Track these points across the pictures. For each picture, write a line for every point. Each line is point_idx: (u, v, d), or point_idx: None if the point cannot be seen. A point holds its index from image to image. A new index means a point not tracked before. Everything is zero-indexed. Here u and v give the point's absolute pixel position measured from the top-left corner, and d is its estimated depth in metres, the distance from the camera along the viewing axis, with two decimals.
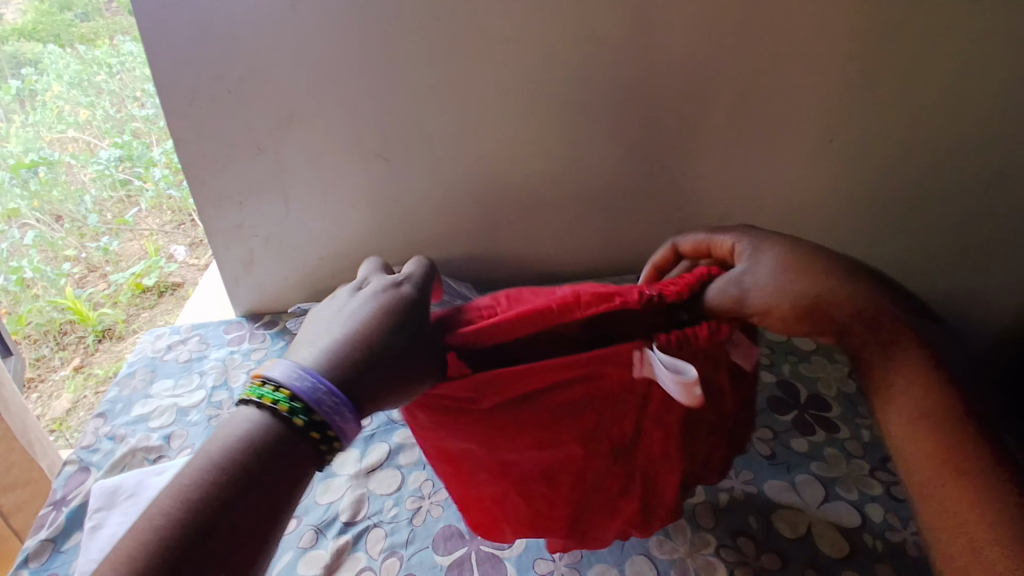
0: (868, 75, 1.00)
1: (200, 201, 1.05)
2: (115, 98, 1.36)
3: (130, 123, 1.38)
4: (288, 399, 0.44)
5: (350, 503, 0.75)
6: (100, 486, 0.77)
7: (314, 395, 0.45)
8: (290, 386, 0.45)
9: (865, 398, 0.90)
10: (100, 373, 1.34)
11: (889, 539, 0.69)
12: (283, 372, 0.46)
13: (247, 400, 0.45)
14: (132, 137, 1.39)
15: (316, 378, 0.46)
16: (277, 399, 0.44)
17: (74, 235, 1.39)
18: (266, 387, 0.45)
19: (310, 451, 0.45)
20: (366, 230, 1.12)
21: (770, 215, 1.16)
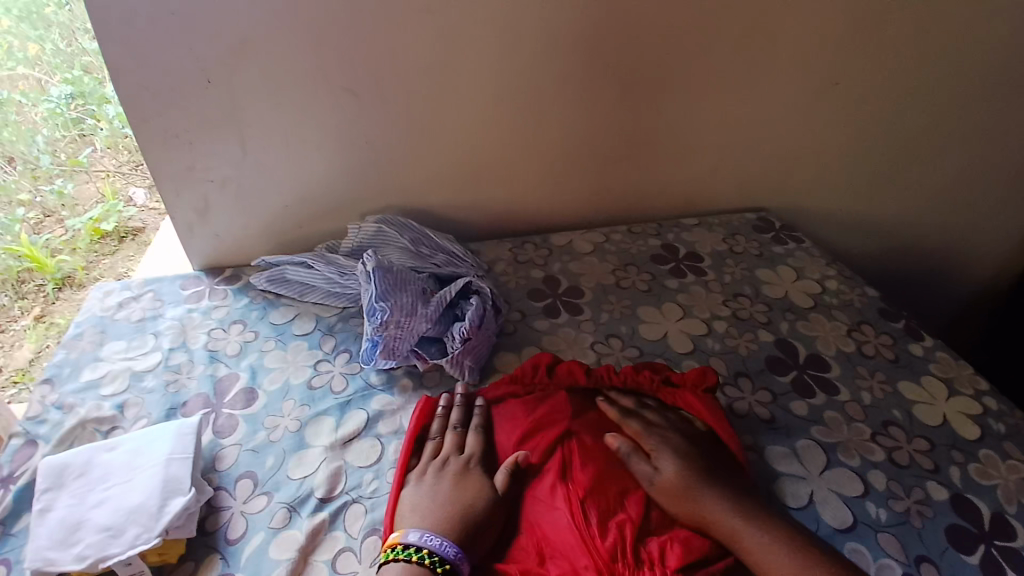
0: (874, 10, 0.95)
1: (145, 141, 0.93)
2: (64, 31, 1.32)
3: (81, 57, 1.34)
4: (430, 555, 0.58)
5: (326, 477, 0.68)
6: (46, 464, 0.69)
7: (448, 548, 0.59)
8: (428, 546, 0.58)
9: (864, 357, 0.86)
10: (63, 321, 1.23)
11: (892, 509, 0.67)
12: (418, 536, 0.59)
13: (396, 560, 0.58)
14: (83, 72, 1.35)
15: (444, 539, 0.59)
16: (422, 556, 0.58)
17: (26, 177, 1.31)
18: (410, 549, 0.58)
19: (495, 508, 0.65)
20: (334, 174, 1.01)
21: (764, 160, 1.12)
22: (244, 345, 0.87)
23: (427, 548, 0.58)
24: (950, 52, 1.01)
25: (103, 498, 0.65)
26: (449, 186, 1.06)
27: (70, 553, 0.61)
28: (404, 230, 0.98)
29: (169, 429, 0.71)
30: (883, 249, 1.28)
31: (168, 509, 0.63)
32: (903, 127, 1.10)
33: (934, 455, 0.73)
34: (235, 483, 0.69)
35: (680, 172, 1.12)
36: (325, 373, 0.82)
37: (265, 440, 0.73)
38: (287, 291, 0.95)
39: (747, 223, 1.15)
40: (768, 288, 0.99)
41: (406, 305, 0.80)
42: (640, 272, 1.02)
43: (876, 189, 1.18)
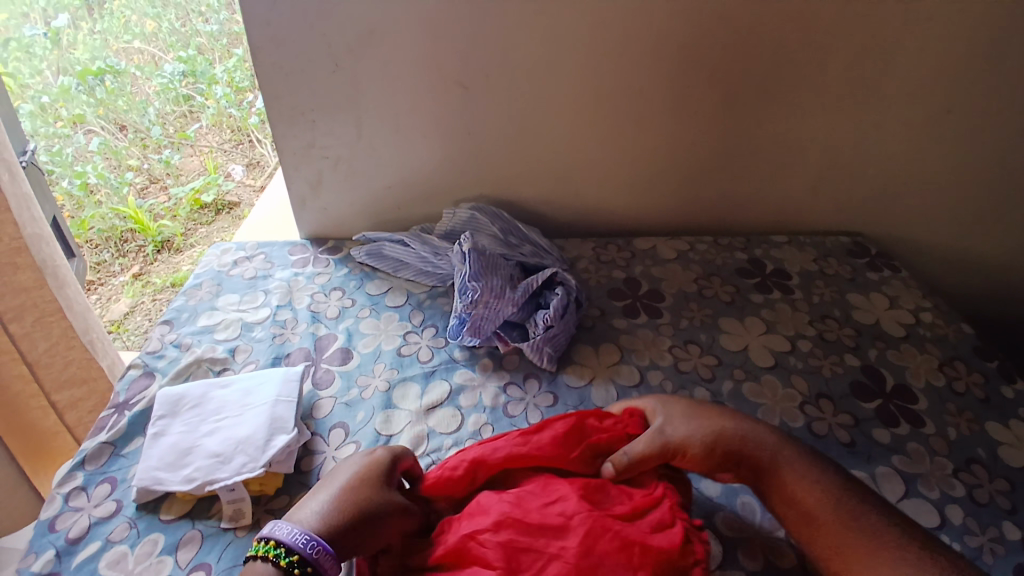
0: (1005, 41, 0.91)
1: (274, 117, 1.03)
2: (179, 13, 1.65)
3: (194, 38, 1.68)
4: (287, 553, 0.52)
5: (410, 438, 0.73)
6: (164, 394, 0.78)
7: (314, 551, 0.53)
8: (293, 545, 0.53)
9: (954, 394, 0.82)
10: (158, 281, 1.43)
11: (966, 543, 0.64)
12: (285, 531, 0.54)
13: (262, 556, 0.53)
14: (195, 52, 1.67)
15: (316, 539, 0.53)
16: (279, 553, 0.52)
17: (138, 146, 1.58)
18: (276, 546, 0.53)
19: None
20: (437, 162, 1.07)
21: (865, 185, 1.10)
22: (343, 310, 0.94)
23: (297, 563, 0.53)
24: None
25: (213, 428, 0.73)
26: (540, 182, 1.10)
27: (179, 475, 0.69)
28: (495, 220, 1.02)
29: (275, 375, 0.78)
30: (977, 292, 1.22)
31: (270, 444, 0.69)
32: (1023, 163, 1.04)
33: (1013, 496, 0.69)
34: (329, 431, 0.75)
35: (773, 189, 1.11)
36: (413, 344, 0.87)
37: (357, 396, 0.79)
38: (383, 266, 1.02)
39: (840, 246, 1.12)
40: (858, 312, 0.97)
41: (496, 287, 0.84)
42: (724, 283, 1.02)
43: (984, 228, 1.13)
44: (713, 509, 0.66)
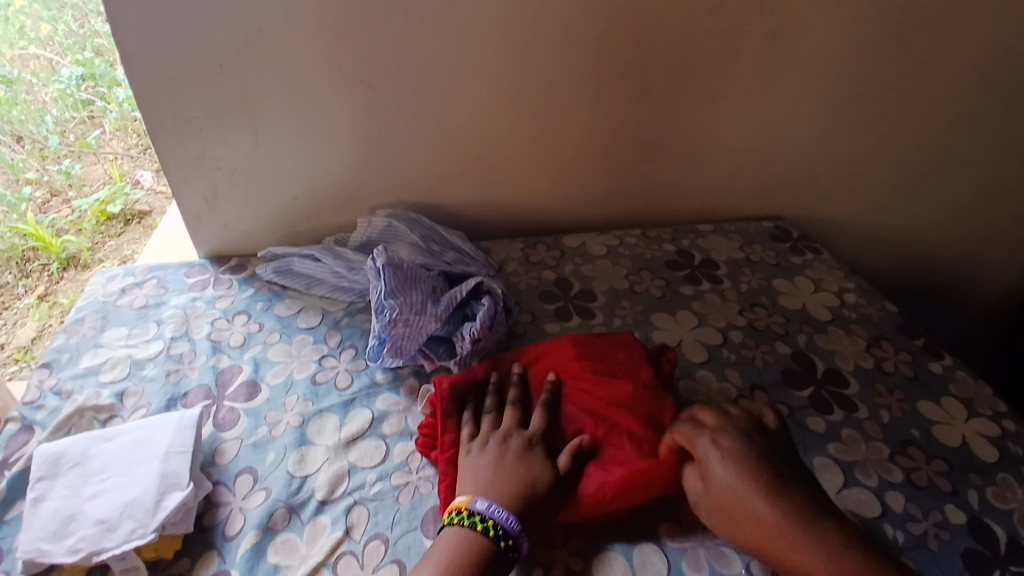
0: (903, 26, 0.93)
1: (155, 127, 0.91)
2: (76, 12, 1.33)
3: (93, 38, 1.37)
4: (484, 522, 0.56)
5: (328, 479, 0.66)
6: (40, 452, 0.66)
7: (509, 522, 0.56)
8: (494, 518, 0.56)
9: (882, 374, 0.84)
10: (66, 301, 1.22)
11: (910, 531, 0.64)
12: (484, 507, 0.57)
13: (460, 524, 0.56)
14: (95, 54, 1.37)
15: (508, 512, 0.56)
16: (482, 526, 0.55)
17: (35, 157, 1.35)
18: (474, 518, 0.56)
19: (498, 554, 0.55)
20: (348, 167, 0.99)
21: (782, 170, 1.11)
22: (248, 336, 0.85)
23: (492, 519, 0.56)
24: (976, 74, 0.99)
25: (98, 490, 0.63)
26: (462, 182, 1.04)
27: (64, 544, 0.58)
28: (414, 226, 0.95)
29: (168, 421, 0.69)
30: (891, 266, 1.28)
31: (165, 503, 0.60)
32: (927, 141, 1.08)
33: (951, 477, 0.70)
34: (234, 479, 0.67)
35: (698, 178, 1.10)
36: (330, 369, 0.80)
37: (266, 435, 0.71)
38: (293, 284, 0.93)
39: (763, 232, 1.13)
40: (785, 298, 0.97)
41: (416, 304, 0.78)
42: (654, 278, 1.00)
43: (893, 205, 1.17)
44: (656, 518, 0.63)
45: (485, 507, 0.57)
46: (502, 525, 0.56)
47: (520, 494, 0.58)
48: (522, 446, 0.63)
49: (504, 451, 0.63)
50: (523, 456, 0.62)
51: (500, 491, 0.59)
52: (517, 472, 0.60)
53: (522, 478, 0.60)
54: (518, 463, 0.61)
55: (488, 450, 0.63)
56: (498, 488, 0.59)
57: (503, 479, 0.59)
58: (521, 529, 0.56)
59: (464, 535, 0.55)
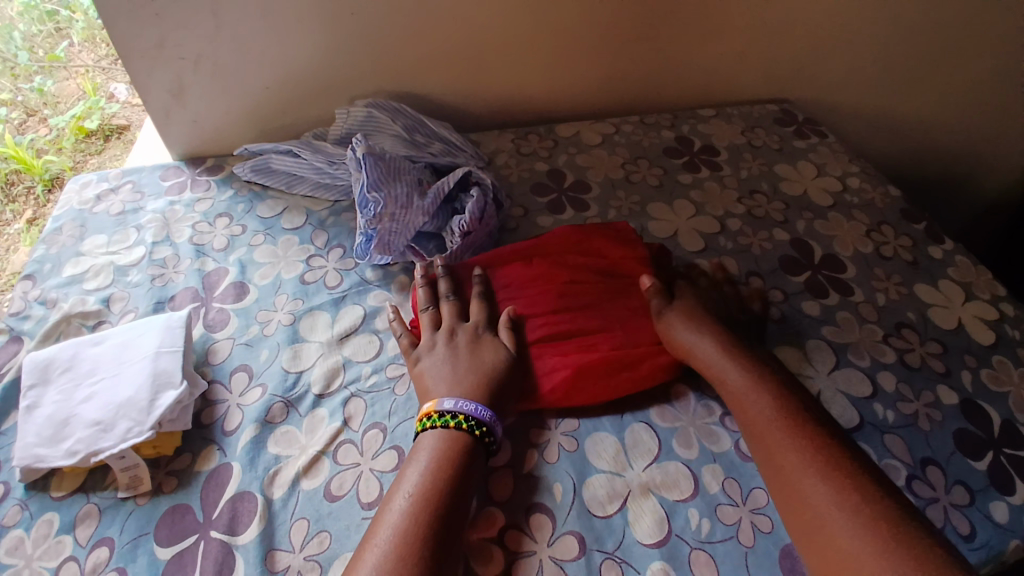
0: None
1: (107, 14, 0.83)
2: None
3: None
4: (457, 419, 0.56)
5: (323, 374, 0.66)
6: (30, 359, 0.66)
7: (479, 412, 0.56)
8: (464, 412, 0.56)
9: (882, 259, 0.82)
10: None
11: (901, 411, 0.65)
12: (452, 405, 0.57)
13: (435, 428, 0.56)
14: None
15: (474, 404, 0.57)
16: (456, 423, 0.55)
17: (7, 77, 1.24)
18: (445, 417, 0.56)
19: (479, 446, 0.55)
20: (322, 53, 0.91)
21: (790, 46, 1.03)
22: (232, 239, 0.82)
23: (463, 414, 0.56)
24: None
25: (90, 393, 0.63)
26: (446, 70, 0.97)
27: (61, 449, 0.60)
28: (396, 116, 0.90)
29: (156, 323, 0.68)
30: (898, 150, 1.23)
31: (158, 403, 0.61)
32: (950, 9, 0.99)
33: (945, 359, 0.71)
34: (229, 376, 0.67)
35: (701, 57, 1.03)
36: (318, 269, 0.78)
37: (258, 333, 0.71)
38: (273, 182, 0.89)
39: (768, 115, 1.07)
40: (786, 185, 0.93)
41: (402, 197, 0.74)
42: (651, 166, 0.96)
43: (906, 83, 1.11)
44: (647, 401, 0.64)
45: (453, 405, 0.56)
46: (476, 416, 0.56)
47: (486, 387, 0.59)
48: (471, 340, 0.63)
49: (455, 347, 0.63)
50: (474, 349, 0.62)
51: (464, 387, 0.59)
52: (478, 361, 0.61)
53: (482, 365, 0.60)
54: (472, 354, 0.62)
55: (439, 351, 0.62)
56: (459, 385, 0.59)
57: (459, 375, 0.60)
58: (493, 415, 0.57)
59: (443, 437, 0.55)
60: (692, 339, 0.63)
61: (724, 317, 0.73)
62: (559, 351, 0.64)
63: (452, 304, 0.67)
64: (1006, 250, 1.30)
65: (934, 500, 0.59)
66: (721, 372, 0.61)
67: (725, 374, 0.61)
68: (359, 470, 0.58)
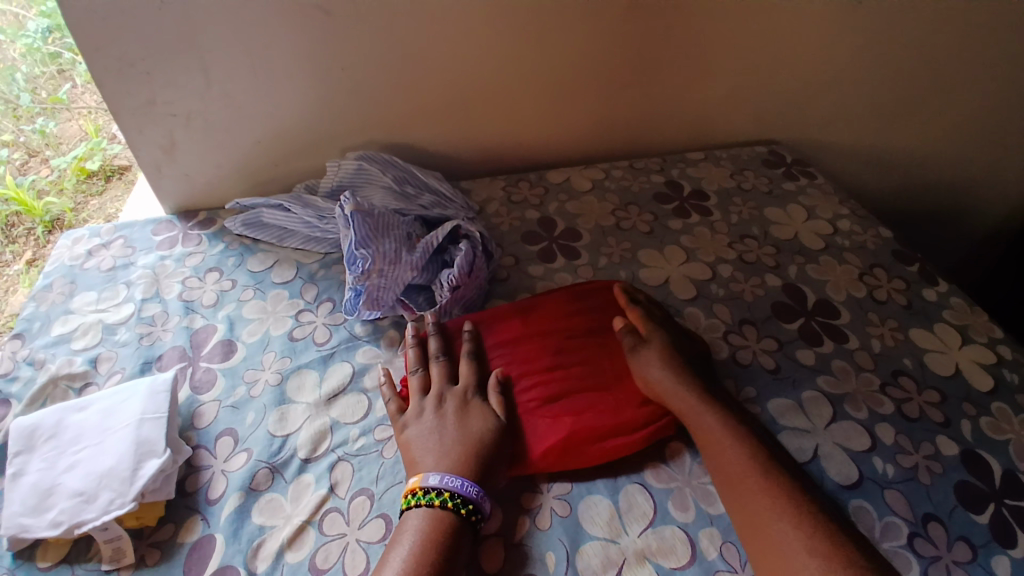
0: None
1: (96, 74, 0.83)
2: None
3: None
4: (443, 496, 0.54)
5: (310, 437, 0.65)
6: (15, 426, 0.65)
7: (467, 489, 0.55)
8: (450, 488, 0.55)
9: (876, 303, 0.82)
10: None
11: (901, 464, 0.64)
12: (439, 480, 0.55)
13: (420, 506, 0.54)
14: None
15: (462, 479, 0.55)
16: (442, 501, 0.54)
17: (7, 117, 1.20)
18: (431, 494, 0.54)
19: (466, 525, 0.54)
20: (313, 105, 0.92)
21: (775, 89, 1.05)
22: (222, 295, 0.82)
23: (447, 490, 0.54)
24: None
25: (73, 462, 0.62)
26: (436, 120, 0.98)
27: (44, 519, 0.58)
28: (387, 168, 0.90)
29: (141, 387, 0.67)
30: (889, 186, 1.24)
31: (141, 472, 0.60)
32: (930, 49, 1.01)
33: (944, 407, 0.70)
34: (214, 441, 0.66)
35: (688, 101, 1.04)
36: (307, 325, 0.77)
37: (244, 395, 0.70)
38: (264, 237, 0.89)
39: (757, 157, 1.09)
40: (777, 228, 0.93)
41: (390, 252, 0.74)
42: (642, 212, 0.96)
43: (891, 121, 1.13)
44: (642, 461, 0.62)
45: (438, 481, 0.55)
46: (463, 493, 0.54)
47: (474, 459, 0.58)
48: (461, 407, 0.62)
49: (443, 413, 0.62)
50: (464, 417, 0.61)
51: (452, 459, 0.57)
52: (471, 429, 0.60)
53: (470, 434, 0.59)
54: (461, 422, 0.61)
55: (427, 419, 0.61)
56: (447, 457, 0.58)
57: (448, 446, 0.59)
58: (481, 491, 0.56)
59: (430, 516, 0.53)
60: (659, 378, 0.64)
61: (718, 369, 0.73)
62: (548, 415, 0.64)
63: (442, 365, 0.66)
64: (1001, 280, 1.30)
65: (937, 558, 0.57)
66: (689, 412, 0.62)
67: (694, 410, 0.61)
68: (346, 541, 0.57)
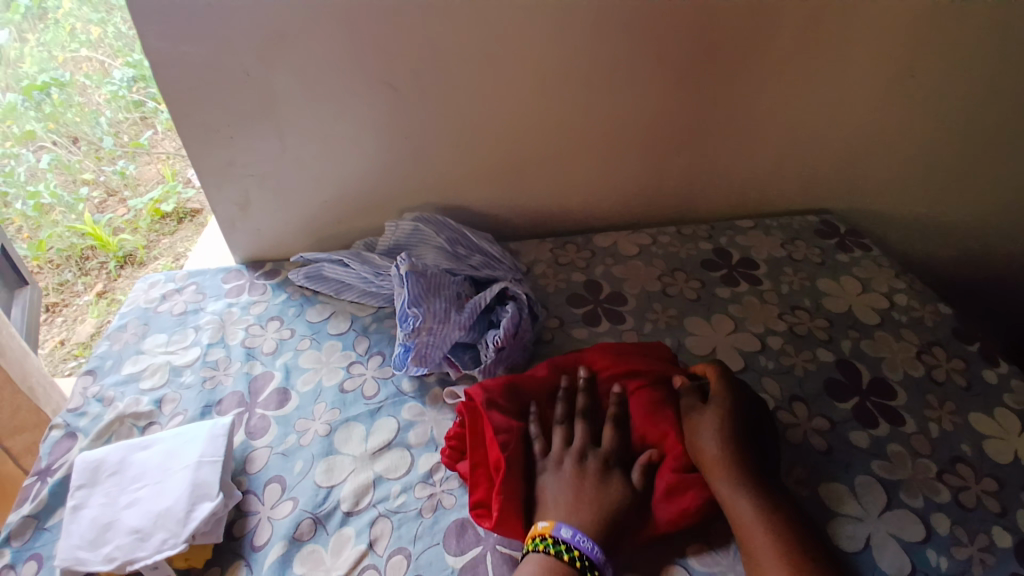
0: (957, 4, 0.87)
1: (187, 139, 0.92)
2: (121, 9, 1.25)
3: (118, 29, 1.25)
4: (574, 554, 0.55)
5: (354, 490, 0.67)
6: (82, 460, 0.69)
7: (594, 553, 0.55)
8: (578, 547, 0.55)
9: (935, 384, 0.78)
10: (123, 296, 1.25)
11: (954, 556, 0.60)
12: (571, 535, 0.56)
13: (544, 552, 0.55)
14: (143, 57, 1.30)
15: (591, 541, 0.56)
16: (568, 555, 0.55)
17: (91, 158, 1.36)
18: (558, 546, 0.55)
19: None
20: (376, 168, 0.99)
21: (826, 160, 1.06)
22: (280, 343, 0.87)
23: (577, 549, 0.55)
24: None
25: (133, 499, 0.65)
26: (488, 184, 1.03)
27: (100, 553, 0.61)
28: (442, 229, 0.95)
29: (200, 431, 0.71)
30: (950, 257, 1.20)
31: (195, 514, 0.62)
32: (987, 122, 1.01)
33: (1003, 497, 0.65)
34: (264, 487, 0.68)
35: (737, 170, 1.06)
36: (358, 376, 0.80)
37: (294, 443, 0.72)
38: (323, 289, 0.94)
39: (808, 227, 1.08)
40: (830, 300, 0.92)
41: (440, 312, 0.78)
42: (689, 278, 0.96)
43: (949, 192, 1.10)
44: (683, 539, 0.61)
45: (570, 536, 0.56)
46: (585, 554, 0.55)
47: None
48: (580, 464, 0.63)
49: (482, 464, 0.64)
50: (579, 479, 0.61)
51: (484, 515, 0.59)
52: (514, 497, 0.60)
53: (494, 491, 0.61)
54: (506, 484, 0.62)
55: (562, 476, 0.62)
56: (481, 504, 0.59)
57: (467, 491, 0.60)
58: (605, 559, 0.55)
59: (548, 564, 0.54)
60: (710, 443, 0.62)
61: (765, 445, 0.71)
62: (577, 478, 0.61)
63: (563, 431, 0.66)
64: None
65: None
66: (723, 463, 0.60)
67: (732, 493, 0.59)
68: None
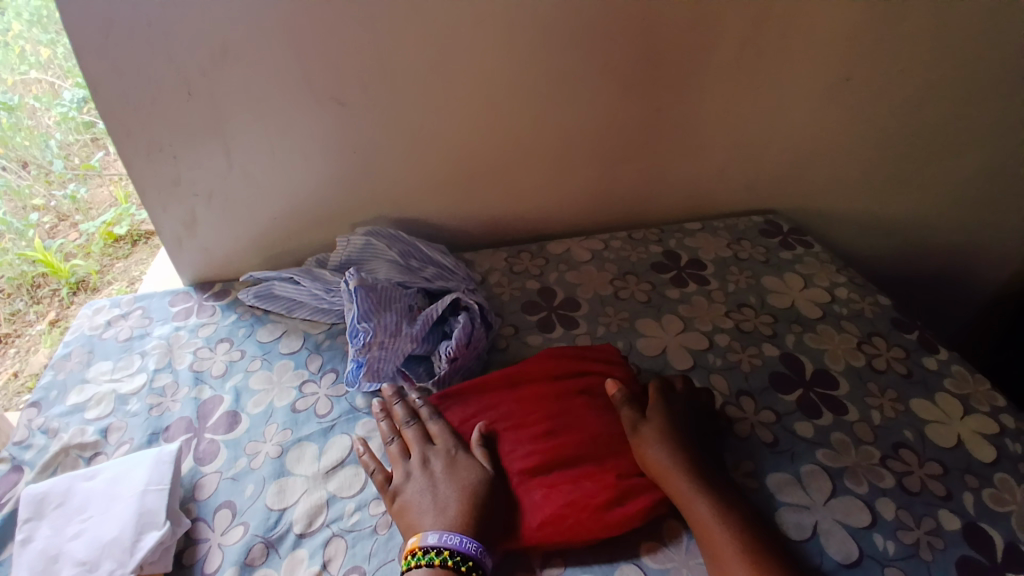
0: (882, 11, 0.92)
1: (129, 157, 0.90)
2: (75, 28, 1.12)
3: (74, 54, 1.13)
4: (446, 555, 0.56)
5: (307, 511, 0.66)
6: (27, 493, 0.66)
7: (464, 545, 0.57)
8: (448, 546, 0.56)
9: (875, 373, 0.82)
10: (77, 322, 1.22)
11: (901, 540, 0.62)
12: (436, 539, 0.57)
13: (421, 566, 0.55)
14: None
15: (458, 537, 0.57)
16: (441, 558, 0.56)
17: (40, 182, 1.27)
18: (429, 554, 0.56)
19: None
20: (325, 182, 0.98)
21: (769, 161, 1.10)
22: (230, 365, 0.85)
23: (447, 549, 0.56)
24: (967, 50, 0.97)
25: (81, 528, 0.63)
26: (440, 195, 1.03)
27: None
28: (393, 242, 0.94)
29: (147, 457, 0.69)
30: (889, 251, 1.26)
31: (142, 543, 0.61)
32: (919, 122, 1.06)
33: (946, 480, 0.68)
34: (214, 513, 0.67)
35: (685, 173, 1.09)
36: (310, 395, 0.79)
37: (245, 467, 0.71)
38: (274, 308, 0.93)
39: (754, 227, 1.11)
40: (774, 297, 0.95)
41: (391, 325, 0.78)
42: (640, 282, 0.98)
43: (886, 189, 1.16)
44: (638, 538, 0.62)
45: (437, 540, 0.57)
46: (456, 550, 0.56)
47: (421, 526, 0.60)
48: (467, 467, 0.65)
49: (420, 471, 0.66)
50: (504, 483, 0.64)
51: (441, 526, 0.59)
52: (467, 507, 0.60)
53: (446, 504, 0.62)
54: (460, 494, 0.62)
55: (432, 479, 0.64)
56: (445, 517, 0.60)
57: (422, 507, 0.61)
58: (479, 547, 0.57)
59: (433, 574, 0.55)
60: (658, 454, 0.65)
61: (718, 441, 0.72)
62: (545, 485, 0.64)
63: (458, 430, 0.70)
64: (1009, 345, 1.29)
65: None
66: (669, 466, 0.63)
67: (686, 491, 0.61)
68: None
